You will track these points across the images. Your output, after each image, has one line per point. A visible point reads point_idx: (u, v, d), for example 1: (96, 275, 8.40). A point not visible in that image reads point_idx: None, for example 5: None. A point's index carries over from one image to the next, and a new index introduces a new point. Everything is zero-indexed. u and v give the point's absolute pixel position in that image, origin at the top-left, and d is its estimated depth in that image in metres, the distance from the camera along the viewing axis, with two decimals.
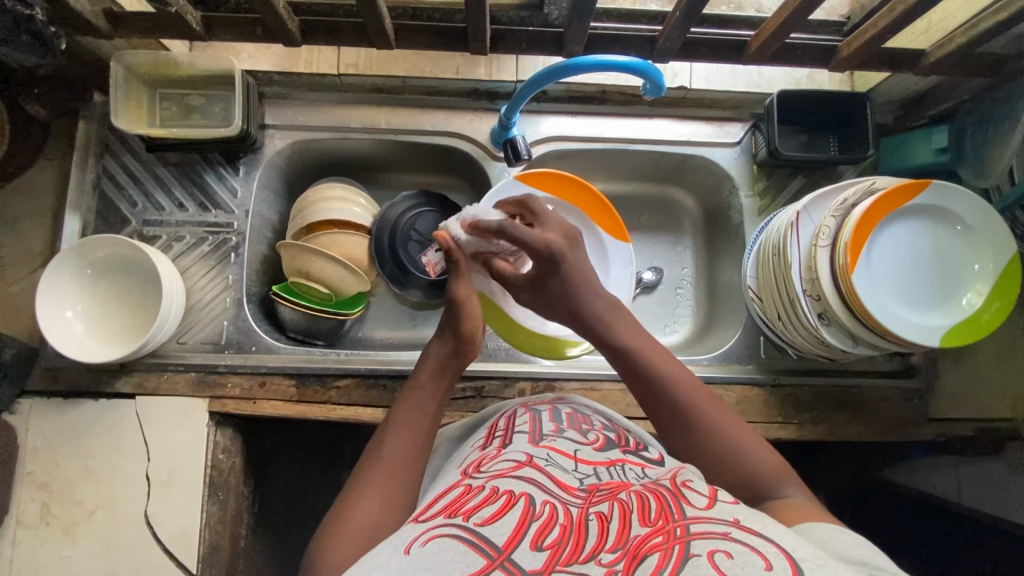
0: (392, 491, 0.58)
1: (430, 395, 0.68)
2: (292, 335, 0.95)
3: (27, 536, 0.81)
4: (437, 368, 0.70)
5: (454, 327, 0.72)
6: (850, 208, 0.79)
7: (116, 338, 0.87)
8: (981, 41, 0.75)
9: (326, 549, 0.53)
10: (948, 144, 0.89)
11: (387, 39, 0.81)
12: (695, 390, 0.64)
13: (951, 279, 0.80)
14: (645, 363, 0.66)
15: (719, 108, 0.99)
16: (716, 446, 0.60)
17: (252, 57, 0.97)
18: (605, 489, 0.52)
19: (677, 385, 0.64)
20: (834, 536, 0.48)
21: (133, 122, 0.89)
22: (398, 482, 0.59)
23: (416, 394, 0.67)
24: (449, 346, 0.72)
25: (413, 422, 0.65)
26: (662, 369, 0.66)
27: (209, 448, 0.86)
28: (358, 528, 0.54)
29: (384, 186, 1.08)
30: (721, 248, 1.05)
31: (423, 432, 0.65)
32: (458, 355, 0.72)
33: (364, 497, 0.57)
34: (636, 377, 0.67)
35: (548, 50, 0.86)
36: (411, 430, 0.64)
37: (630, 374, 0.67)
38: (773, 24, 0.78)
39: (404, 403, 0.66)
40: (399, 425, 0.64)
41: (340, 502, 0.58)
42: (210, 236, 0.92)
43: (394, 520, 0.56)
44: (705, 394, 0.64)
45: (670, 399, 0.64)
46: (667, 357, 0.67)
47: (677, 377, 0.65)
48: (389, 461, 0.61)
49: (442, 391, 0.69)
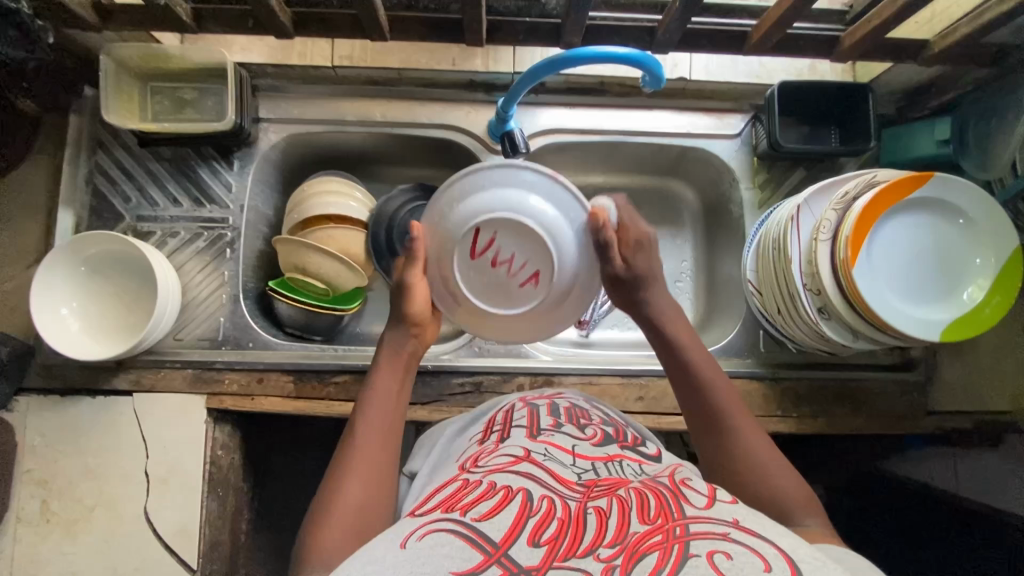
0: (374, 486, 0.58)
1: (393, 378, 0.67)
2: (290, 331, 0.94)
3: (28, 533, 0.82)
4: (395, 352, 0.69)
5: (400, 311, 0.70)
6: (851, 201, 0.78)
7: (112, 336, 0.87)
8: (986, 31, 0.74)
9: (312, 539, 0.53)
10: (950, 135, 0.87)
11: (380, 30, 0.80)
12: (734, 403, 0.66)
13: (952, 273, 0.79)
14: (693, 362, 0.69)
15: (719, 99, 0.97)
16: (743, 461, 0.61)
17: (244, 50, 0.96)
18: (604, 485, 0.52)
19: (714, 391, 0.67)
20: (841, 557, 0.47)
21: (123, 116, 0.87)
22: (376, 473, 0.59)
23: (382, 379, 0.66)
24: (403, 329, 0.70)
25: (385, 408, 0.64)
26: (706, 372, 0.68)
27: (208, 445, 0.86)
28: (344, 517, 0.55)
29: (380, 180, 1.07)
30: (721, 241, 1.04)
31: (393, 418, 0.64)
32: (413, 335, 0.71)
33: (345, 491, 0.57)
34: (682, 374, 0.69)
35: (546, 42, 0.84)
36: (386, 418, 0.64)
37: (676, 372, 0.70)
38: (774, 15, 0.77)
39: (372, 388, 0.66)
40: (369, 411, 0.64)
41: (320, 496, 0.57)
42: (205, 232, 0.91)
43: (380, 508, 0.57)
44: (736, 401, 0.66)
45: (706, 401, 0.66)
46: (712, 363, 0.69)
47: (718, 386, 0.67)
48: (366, 447, 0.61)
49: (402, 372, 0.69)
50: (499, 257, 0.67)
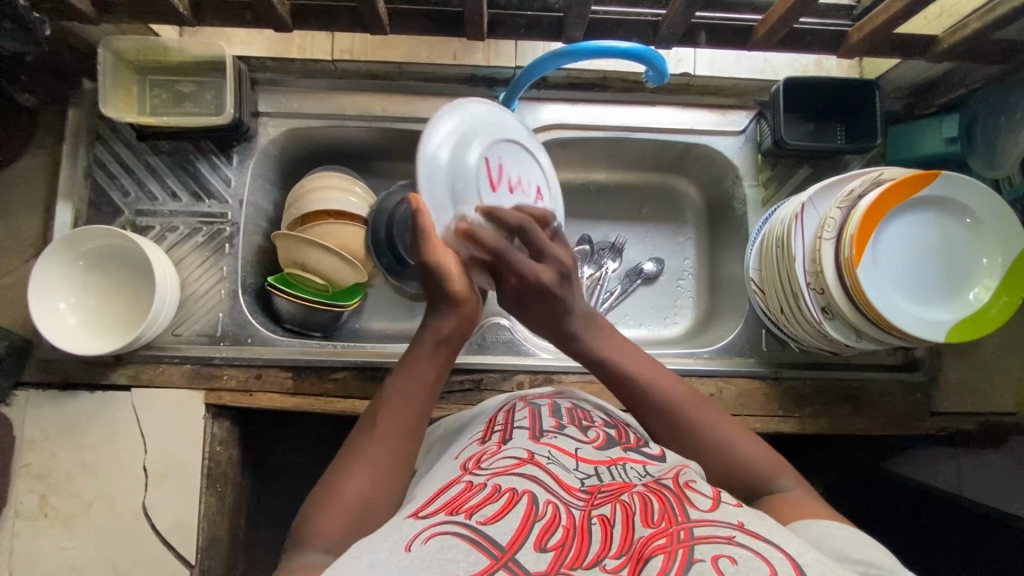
0: (381, 475, 0.56)
1: (429, 367, 0.62)
2: (289, 327, 0.94)
3: (26, 528, 0.81)
4: (437, 338, 0.63)
5: (442, 294, 0.63)
6: (856, 199, 0.77)
7: (109, 331, 0.86)
8: (996, 27, 0.73)
9: (312, 519, 0.53)
10: (957, 133, 0.86)
11: (380, 24, 0.79)
12: (685, 396, 0.64)
13: (960, 273, 0.78)
14: (629, 373, 0.65)
15: (723, 95, 0.96)
16: (727, 460, 0.60)
17: (244, 43, 0.95)
18: (606, 491, 0.51)
19: (667, 396, 0.64)
20: (829, 535, 0.50)
21: (122, 108, 0.87)
22: (387, 463, 0.57)
23: (415, 367, 0.62)
24: (448, 315, 0.64)
25: (411, 399, 0.60)
26: (638, 373, 0.65)
27: (207, 441, 0.86)
28: (346, 504, 0.54)
29: (380, 176, 1.06)
30: (724, 238, 1.04)
31: (420, 411, 0.60)
32: (459, 320, 0.64)
33: (352, 475, 0.56)
34: (622, 387, 0.66)
35: (547, 37, 0.83)
36: (411, 408, 0.60)
37: (617, 387, 0.66)
38: (781, 9, 0.75)
39: (404, 372, 0.62)
40: (397, 398, 0.60)
41: (328, 476, 0.56)
42: (204, 227, 0.91)
43: (386, 498, 0.55)
44: (687, 393, 0.64)
45: (661, 407, 0.64)
46: (648, 363, 0.67)
47: (664, 386, 0.65)
48: (383, 439, 0.58)
49: (443, 362, 0.63)
50: (510, 182, 0.68)
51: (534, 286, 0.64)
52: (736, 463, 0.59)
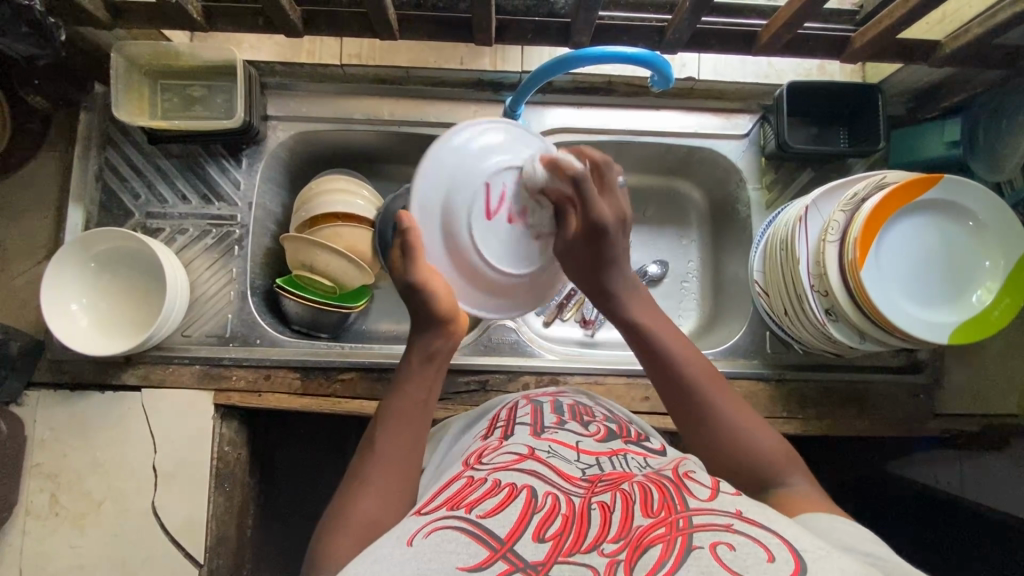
0: (389, 493, 0.57)
1: (421, 384, 0.65)
2: (297, 329, 0.95)
3: (36, 526, 0.82)
4: (424, 356, 0.66)
5: (428, 313, 0.66)
6: (859, 202, 0.77)
7: (120, 332, 0.87)
8: (997, 32, 0.74)
9: (323, 545, 0.53)
10: (959, 137, 0.87)
11: (389, 30, 0.80)
12: (707, 374, 0.66)
13: (963, 274, 0.79)
14: (657, 341, 0.68)
15: (727, 99, 0.97)
16: (734, 442, 0.61)
17: (253, 48, 0.96)
18: (607, 479, 0.52)
19: (689, 369, 0.65)
20: (834, 529, 0.49)
21: (133, 112, 0.88)
22: (393, 481, 0.58)
23: (406, 387, 0.65)
24: (434, 334, 0.67)
25: (407, 416, 0.63)
26: (670, 347, 0.67)
27: (215, 440, 0.87)
28: (355, 524, 0.54)
29: (387, 178, 1.07)
30: (728, 240, 1.04)
31: (418, 428, 0.63)
32: (445, 336, 0.67)
33: (360, 495, 0.56)
34: (647, 352, 0.68)
35: (553, 41, 0.84)
36: (408, 425, 0.62)
37: (642, 353, 0.69)
38: (784, 14, 0.76)
39: (396, 393, 0.65)
40: (395, 417, 0.63)
41: (336, 502, 0.57)
42: (214, 229, 0.92)
43: (394, 514, 0.56)
44: (709, 372, 0.66)
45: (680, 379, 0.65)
46: (678, 337, 0.68)
47: (688, 358, 0.66)
48: (384, 459, 0.60)
49: (433, 377, 0.66)
50: (512, 211, 0.68)
51: (596, 223, 0.66)
52: (745, 449, 0.60)
